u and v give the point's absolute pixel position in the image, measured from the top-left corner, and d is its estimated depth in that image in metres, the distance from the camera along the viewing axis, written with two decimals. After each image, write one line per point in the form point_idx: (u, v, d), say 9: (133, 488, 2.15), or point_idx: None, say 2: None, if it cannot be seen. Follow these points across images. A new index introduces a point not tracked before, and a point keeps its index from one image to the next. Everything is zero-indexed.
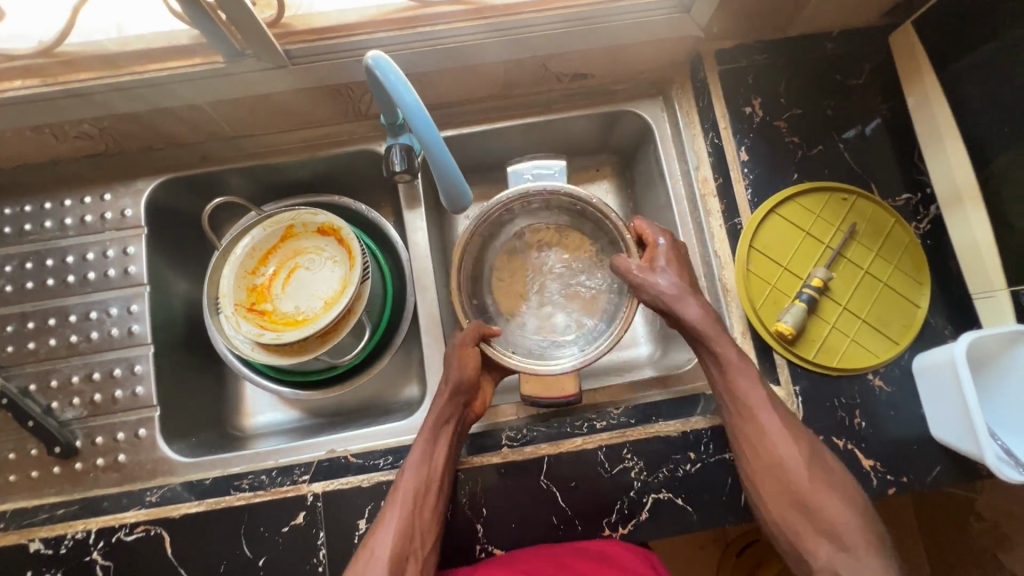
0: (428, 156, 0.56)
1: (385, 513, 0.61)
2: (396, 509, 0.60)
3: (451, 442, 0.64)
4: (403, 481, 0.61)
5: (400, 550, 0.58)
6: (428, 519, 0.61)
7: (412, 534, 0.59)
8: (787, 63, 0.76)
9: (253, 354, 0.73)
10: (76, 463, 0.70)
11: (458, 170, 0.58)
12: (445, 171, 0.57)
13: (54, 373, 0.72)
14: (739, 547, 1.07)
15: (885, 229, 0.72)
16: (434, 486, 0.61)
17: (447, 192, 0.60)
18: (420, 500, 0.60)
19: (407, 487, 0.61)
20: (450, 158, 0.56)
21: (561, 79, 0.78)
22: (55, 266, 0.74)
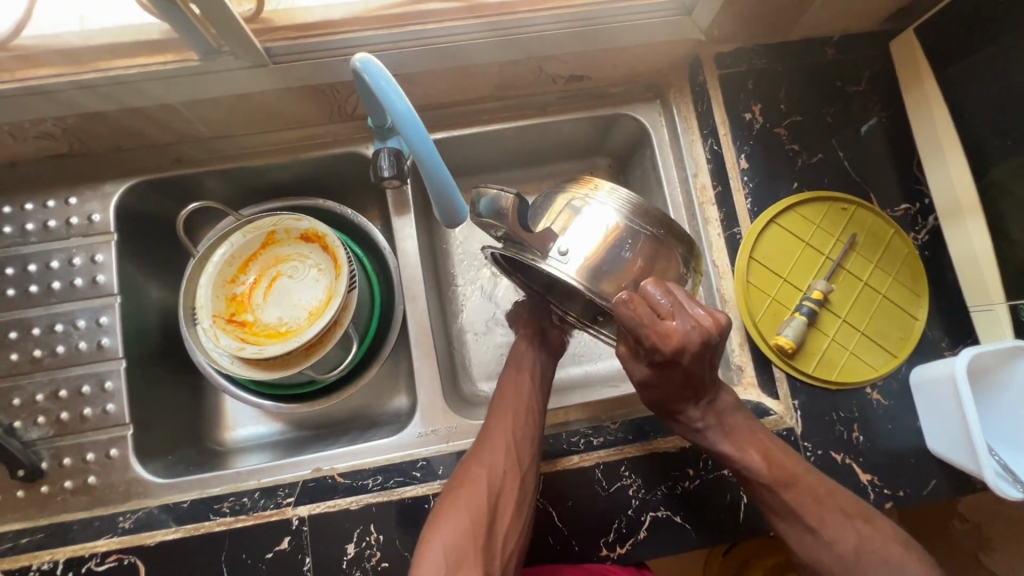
0: (419, 164, 0.52)
1: (484, 440, 0.63)
2: (493, 429, 0.63)
3: (537, 378, 0.69)
4: (493, 409, 0.65)
5: (499, 467, 0.60)
6: (525, 447, 0.63)
7: (512, 455, 0.61)
8: (788, 68, 0.74)
9: (233, 369, 0.69)
10: (42, 486, 0.65)
11: (452, 180, 0.54)
12: (437, 181, 0.54)
13: (17, 391, 0.67)
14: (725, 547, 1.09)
15: (884, 239, 0.71)
16: (528, 417, 0.65)
17: (439, 203, 0.56)
18: (516, 426, 0.63)
19: (502, 408, 0.65)
20: (443, 168, 0.53)
21: (556, 81, 0.75)
22: (15, 275, 0.69)
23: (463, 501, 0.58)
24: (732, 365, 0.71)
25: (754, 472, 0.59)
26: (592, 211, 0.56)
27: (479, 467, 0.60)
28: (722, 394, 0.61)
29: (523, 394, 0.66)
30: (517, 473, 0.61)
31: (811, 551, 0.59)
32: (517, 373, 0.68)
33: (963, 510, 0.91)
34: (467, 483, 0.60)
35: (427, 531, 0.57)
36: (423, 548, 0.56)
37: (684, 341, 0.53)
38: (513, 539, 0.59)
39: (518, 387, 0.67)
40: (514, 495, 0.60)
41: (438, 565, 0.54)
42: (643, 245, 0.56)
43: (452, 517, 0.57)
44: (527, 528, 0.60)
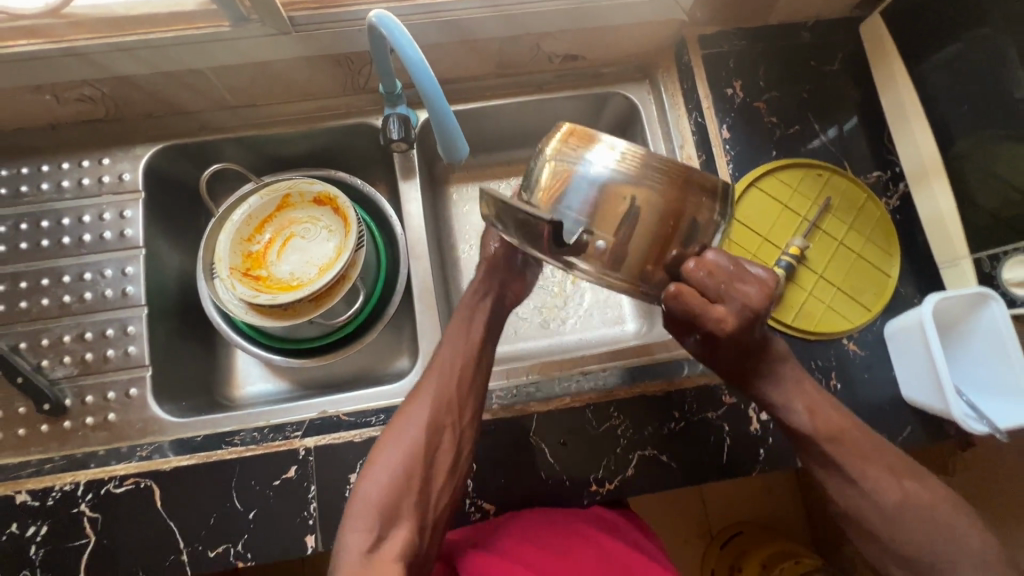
0: (428, 107, 0.61)
1: (423, 390, 0.64)
2: (434, 386, 0.64)
3: (490, 326, 0.69)
4: (435, 363, 0.66)
5: (440, 422, 0.62)
6: (467, 403, 0.64)
7: (451, 412, 0.63)
8: (765, 49, 0.80)
9: (246, 316, 0.74)
10: (65, 421, 0.69)
11: (455, 120, 0.63)
12: (443, 122, 0.62)
13: (46, 333, 0.72)
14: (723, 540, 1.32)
15: (858, 203, 0.76)
16: (474, 372, 0.66)
17: (443, 143, 0.65)
18: (462, 380, 0.65)
19: (446, 364, 0.65)
20: (448, 109, 0.61)
21: (552, 60, 0.81)
22: (50, 227, 0.75)
23: (399, 452, 0.61)
24: None
25: (799, 424, 0.61)
26: (580, 177, 0.51)
27: (417, 423, 0.62)
28: (774, 341, 0.62)
29: (469, 352, 0.66)
30: (454, 431, 0.63)
31: (851, 501, 0.60)
32: (467, 325, 0.67)
33: None
34: (404, 437, 0.62)
35: (363, 479, 0.60)
36: (359, 495, 0.59)
37: (739, 321, 0.55)
38: (445, 495, 0.62)
39: (464, 343, 0.66)
40: (449, 452, 0.62)
41: (370, 507, 0.58)
42: (659, 212, 0.51)
43: (387, 471, 0.60)
44: (461, 483, 0.63)
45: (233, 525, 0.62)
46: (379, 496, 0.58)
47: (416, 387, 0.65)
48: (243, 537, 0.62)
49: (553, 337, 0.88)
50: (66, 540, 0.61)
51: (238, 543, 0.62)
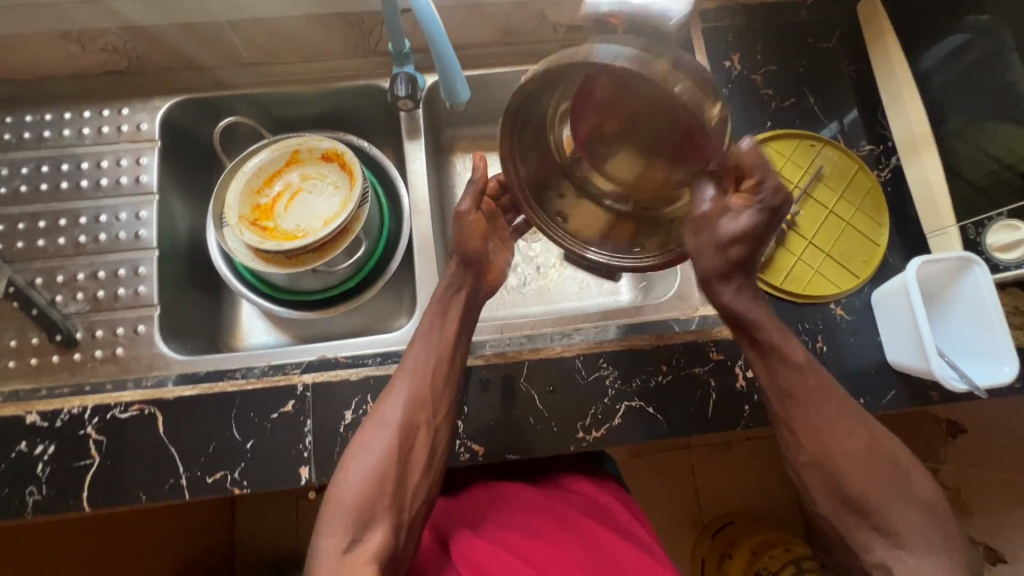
0: (432, 48, 0.66)
1: (395, 387, 0.66)
2: (404, 387, 0.65)
3: (464, 321, 0.70)
4: (407, 363, 0.67)
5: (413, 420, 0.64)
6: (441, 400, 0.66)
7: (424, 411, 0.65)
8: (764, 25, 0.83)
9: (253, 264, 0.77)
10: (75, 353, 0.72)
11: (457, 62, 0.69)
12: (446, 63, 0.68)
13: (61, 270, 0.75)
14: (715, 528, 1.31)
15: (849, 174, 0.78)
16: (448, 368, 0.67)
17: (445, 83, 0.71)
18: (435, 376, 0.66)
19: (417, 363, 0.66)
20: (451, 51, 0.67)
21: (558, 29, 0.85)
22: (70, 170, 0.78)
23: (372, 452, 0.63)
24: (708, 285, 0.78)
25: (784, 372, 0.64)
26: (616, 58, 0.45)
27: (390, 422, 0.64)
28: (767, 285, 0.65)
29: (441, 350, 0.67)
30: (427, 430, 0.65)
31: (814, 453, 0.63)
32: (441, 319, 0.68)
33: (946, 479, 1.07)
34: (377, 436, 0.63)
35: (339, 477, 0.62)
36: (336, 493, 0.62)
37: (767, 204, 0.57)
38: (421, 493, 0.64)
39: (437, 341, 0.67)
40: (423, 450, 0.64)
41: (346, 507, 0.61)
42: (673, 119, 0.48)
43: (360, 476, 0.62)
44: (437, 479, 0.66)
45: (231, 453, 0.65)
46: (353, 496, 0.61)
47: (388, 386, 0.67)
48: (240, 466, 0.64)
49: (548, 305, 0.90)
50: (72, 460, 0.64)
51: (235, 471, 0.64)
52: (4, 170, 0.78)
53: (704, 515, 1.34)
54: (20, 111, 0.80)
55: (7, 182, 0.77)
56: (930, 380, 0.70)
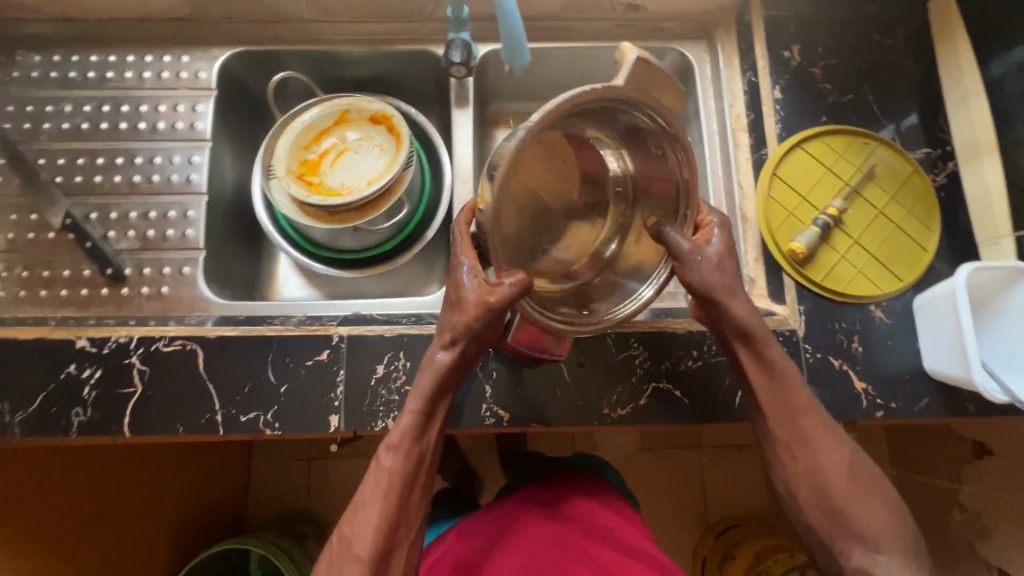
0: (499, 12, 0.69)
1: (364, 505, 0.57)
2: (376, 510, 0.57)
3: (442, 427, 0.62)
4: (376, 480, 0.58)
5: (385, 549, 0.56)
6: (413, 520, 0.59)
7: (396, 536, 0.57)
8: (828, 17, 0.81)
9: (297, 217, 0.79)
10: (123, 288, 0.75)
11: (521, 29, 0.71)
12: (511, 27, 0.71)
13: (115, 207, 0.78)
14: (719, 529, 1.30)
15: (902, 176, 0.76)
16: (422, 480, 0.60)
17: (508, 49, 0.74)
18: (410, 492, 0.59)
19: (389, 482, 0.58)
20: (516, 16, 0.69)
21: (615, 8, 0.84)
22: (129, 112, 0.81)
23: None
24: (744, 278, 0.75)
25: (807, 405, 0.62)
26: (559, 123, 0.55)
27: (360, 550, 0.55)
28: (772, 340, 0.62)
29: (414, 460, 0.59)
30: (398, 557, 0.57)
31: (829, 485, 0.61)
32: (423, 425, 0.60)
33: (964, 501, 1.06)
34: (344, 563, 0.56)
35: None
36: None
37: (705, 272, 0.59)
38: None
39: (417, 453, 0.59)
40: None
41: None
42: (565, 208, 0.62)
43: None
44: None
45: (265, 395, 0.67)
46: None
47: (354, 502, 0.58)
48: (273, 408, 0.66)
49: None
50: (117, 386, 0.67)
51: (267, 413, 0.66)
52: (68, 107, 0.80)
53: (710, 515, 1.34)
54: (86, 50, 0.82)
55: (70, 118, 0.80)
56: (967, 391, 0.68)
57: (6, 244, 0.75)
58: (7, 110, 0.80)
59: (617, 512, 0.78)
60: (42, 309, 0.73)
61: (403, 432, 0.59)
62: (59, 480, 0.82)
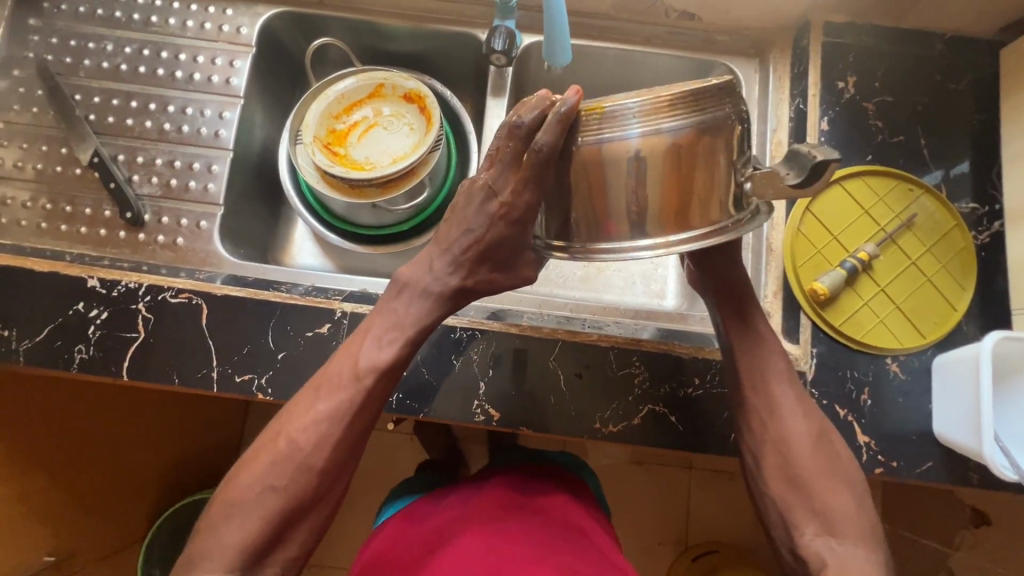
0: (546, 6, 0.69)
1: (322, 414, 0.59)
2: (338, 428, 0.59)
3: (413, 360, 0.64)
4: (347, 399, 0.60)
5: (333, 458, 0.59)
6: (362, 437, 0.61)
7: (345, 449, 0.60)
8: (891, 51, 0.77)
9: (318, 185, 0.79)
10: (140, 234, 0.76)
11: (565, 26, 0.72)
12: (555, 23, 0.71)
13: (142, 152, 0.79)
14: (696, 554, 1.29)
15: (943, 229, 0.72)
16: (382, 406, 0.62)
17: (549, 46, 0.74)
18: (368, 413, 0.61)
19: (360, 406, 0.60)
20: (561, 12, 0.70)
21: (668, 14, 0.81)
22: (168, 59, 0.81)
23: (285, 482, 0.57)
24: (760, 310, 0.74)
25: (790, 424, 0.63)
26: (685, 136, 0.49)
27: (306, 450, 0.58)
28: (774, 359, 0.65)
29: (385, 390, 0.62)
30: (341, 468, 0.60)
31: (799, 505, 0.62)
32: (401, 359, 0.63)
33: (954, 566, 1.03)
34: (289, 460, 0.58)
35: (244, 494, 0.57)
36: (224, 525, 0.56)
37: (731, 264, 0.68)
38: (314, 528, 0.59)
39: (386, 380, 0.62)
40: (331, 488, 0.59)
41: (241, 536, 0.55)
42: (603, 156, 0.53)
43: (262, 505, 0.56)
44: (333, 514, 0.61)
45: (262, 359, 0.67)
46: (242, 537, 0.55)
47: (313, 414, 0.59)
48: (268, 373, 0.67)
49: (591, 292, 0.88)
50: (121, 330, 0.68)
51: (262, 377, 0.67)
52: (109, 47, 0.81)
53: (690, 537, 1.32)
54: None
55: (110, 58, 0.81)
56: (974, 462, 0.66)
57: (34, 174, 0.77)
58: (50, 42, 0.80)
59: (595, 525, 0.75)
60: (60, 243, 0.75)
61: (385, 365, 0.61)
62: (53, 412, 0.84)
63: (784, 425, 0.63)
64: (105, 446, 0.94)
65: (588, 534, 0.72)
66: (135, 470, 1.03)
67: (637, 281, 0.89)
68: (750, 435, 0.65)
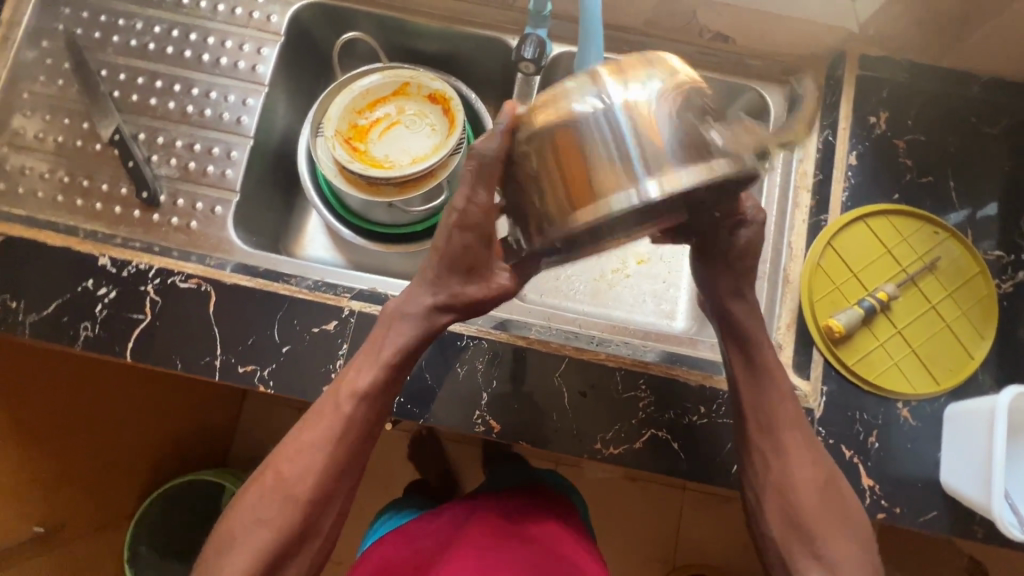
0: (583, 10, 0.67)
1: (308, 445, 0.59)
2: (324, 456, 0.59)
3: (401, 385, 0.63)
4: (328, 427, 0.60)
5: (319, 489, 0.58)
6: (352, 466, 0.61)
7: (332, 480, 0.59)
8: (926, 89, 0.75)
9: (336, 180, 0.78)
10: (155, 214, 0.75)
11: (599, 38, 0.69)
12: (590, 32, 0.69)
13: (163, 133, 0.78)
14: None
15: (966, 275, 0.71)
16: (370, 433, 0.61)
17: (582, 53, 0.70)
18: (353, 440, 0.60)
19: (344, 433, 0.60)
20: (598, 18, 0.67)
21: (702, 35, 0.80)
22: (196, 41, 0.81)
23: (272, 516, 0.57)
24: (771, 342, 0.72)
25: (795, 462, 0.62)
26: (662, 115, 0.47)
27: (294, 482, 0.58)
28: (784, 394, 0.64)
29: (371, 413, 0.61)
30: (330, 498, 0.59)
31: (799, 544, 0.61)
32: (386, 384, 0.62)
33: None
34: (277, 492, 0.58)
35: (236, 530, 0.57)
36: (217, 560, 0.56)
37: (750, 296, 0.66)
38: (307, 562, 0.59)
39: (370, 406, 0.61)
40: (321, 519, 0.59)
41: None
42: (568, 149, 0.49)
43: (251, 541, 0.56)
44: (328, 547, 0.61)
45: (266, 351, 0.67)
46: None
47: (299, 443, 0.60)
48: (271, 366, 0.66)
49: (600, 308, 0.87)
50: (128, 310, 0.67)
51: (264, 369, 0.66)
52: (139, 25, 0.81)
53: (678, 559, 1.31)
54: None
55: (139, 37, 0.80)
56: (980, 515, 0.64)
57: (55, 147, 0.76)
58: (81, 15, 0.81)
59: (585, 553, 0.74)
60: (73, 216, 0.74)
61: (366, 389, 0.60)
62: (50, 387, 0.84)
63: (789, 462, 0.62)
64: (94, 429, 0.93)
65: (576, 563, 0.70)
66: (125, 449, 1.03)
67: (648, 300, 0.88)
68: (751, 469, 0.63)
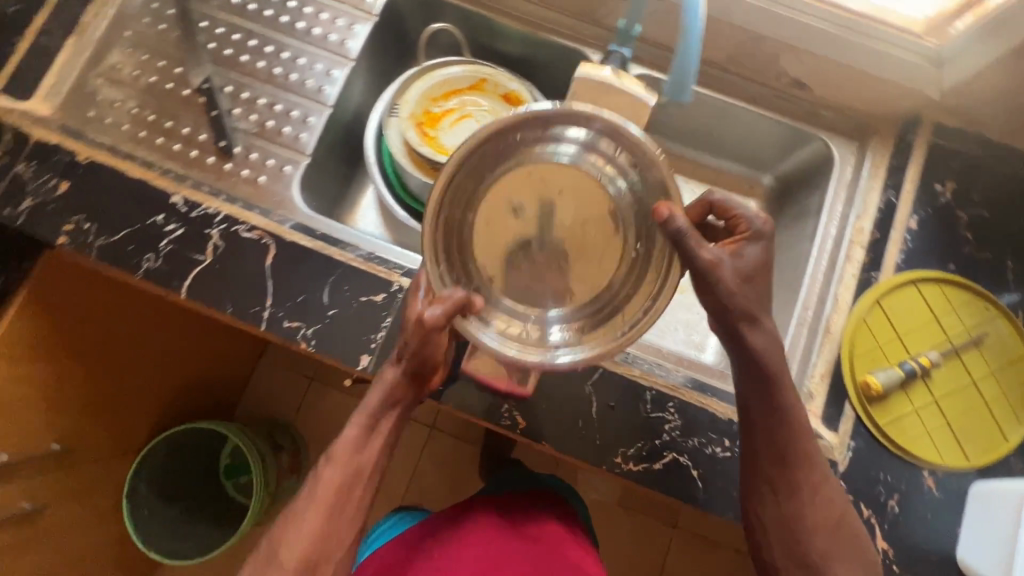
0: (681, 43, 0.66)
1: (299, 515, 0.60)
2: (317, 521, 0.59)
3: (386, 444, 0.64)
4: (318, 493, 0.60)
5: (312, 555, 0.58)
6: (346, 527, 0.60)
7: (326, 543, 0.59)
8: (994, 168, 0.76)
9: (404, 161, 0.81)
10: (227, 163, 0.78)
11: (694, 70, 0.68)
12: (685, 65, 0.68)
13: (248, 88, 0.82)
14: None
15: (1012, 356, 0.70)
16: (359, 495, 0.61)
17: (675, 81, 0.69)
18: (342, 504, 0.60)
19: (334, 495, 0.60)
20: (696, 52, 0.66)
21: (780, 79, 0.83)
22: (294, 9, 0.85)
23: None
24: (803, 389, 0.71)
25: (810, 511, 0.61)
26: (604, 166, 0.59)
27: (291, 552, 0.58)
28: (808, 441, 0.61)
29: (354, 470, 0.61)
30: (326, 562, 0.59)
31: None
32: (364, 438, 0.62)
33: None
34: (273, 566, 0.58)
35: None
36: None
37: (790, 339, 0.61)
38: None
39: (352, 465, 0.61)
40: None
41: None
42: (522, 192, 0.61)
43: None
44: None
45: (313, 311, 0.69)
46: None
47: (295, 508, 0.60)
48: (315, 326, 0.68)
49: None
50: (191, 250, 0.70)
51: (309, 328, 0.68)
52: None
53: None
54: None
55: None
56: None
57: (145, 85, 0.80)
58: None
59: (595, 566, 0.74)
60: (145, 152, 0.76)
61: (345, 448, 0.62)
62: (91, 313, 0.88)
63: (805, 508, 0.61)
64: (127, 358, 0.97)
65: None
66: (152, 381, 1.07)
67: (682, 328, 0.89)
68: (762, 511, 0.62)
